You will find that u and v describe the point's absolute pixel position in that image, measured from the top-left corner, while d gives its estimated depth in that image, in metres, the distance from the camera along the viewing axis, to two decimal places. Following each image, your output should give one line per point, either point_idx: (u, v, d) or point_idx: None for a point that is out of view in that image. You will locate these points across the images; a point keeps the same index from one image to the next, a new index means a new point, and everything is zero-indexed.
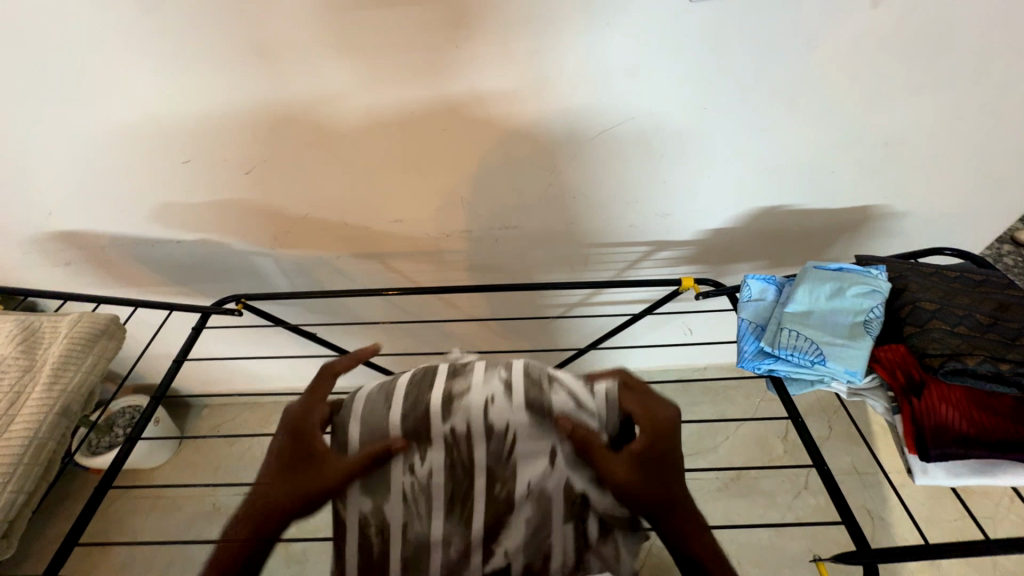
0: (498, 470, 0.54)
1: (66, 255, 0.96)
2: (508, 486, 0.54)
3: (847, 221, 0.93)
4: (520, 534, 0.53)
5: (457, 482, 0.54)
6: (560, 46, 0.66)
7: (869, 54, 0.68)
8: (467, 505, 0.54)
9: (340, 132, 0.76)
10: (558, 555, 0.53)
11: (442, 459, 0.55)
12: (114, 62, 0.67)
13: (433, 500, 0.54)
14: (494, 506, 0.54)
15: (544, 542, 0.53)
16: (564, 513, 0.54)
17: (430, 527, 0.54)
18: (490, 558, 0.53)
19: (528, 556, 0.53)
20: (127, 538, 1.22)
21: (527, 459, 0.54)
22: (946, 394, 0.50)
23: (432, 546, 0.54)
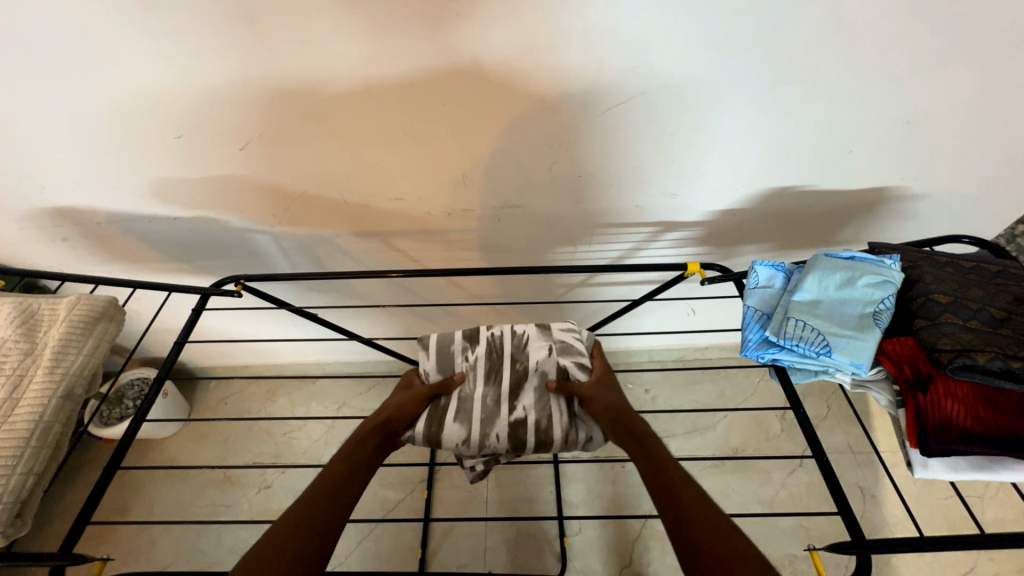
0: (518, 354, 0.79)
1: (62, 231, 0.95)
2: (524, 364, 0.78)
3: (860, 203, 0.90)
4: (530, 397, 0.77)
5: (493, 361, 0.79)
6: (565, 13, 0.61)
7: (900, 26, 0.63)
8: (498, 376, 0.78)
9: (335, 106, 0.73)
10: (555, 412, 0.76)
11: (484, 350, 0.80)
12: (91, 31, 0.63)
13: (477, 373, 0.78)
14: (515, 378, 0.78)
15: (546, 402, 0.77)
16: (559, 416, 0.76)
17: (473, 391, 0.78)
18: (512, 412, 0.76)
19: (536, 410, 0.76)
20: (143, 504, 1.28)
21: (535, 350, 0.79)
22: (952, 389, 0.49)
23: (474, 399, 0.77)
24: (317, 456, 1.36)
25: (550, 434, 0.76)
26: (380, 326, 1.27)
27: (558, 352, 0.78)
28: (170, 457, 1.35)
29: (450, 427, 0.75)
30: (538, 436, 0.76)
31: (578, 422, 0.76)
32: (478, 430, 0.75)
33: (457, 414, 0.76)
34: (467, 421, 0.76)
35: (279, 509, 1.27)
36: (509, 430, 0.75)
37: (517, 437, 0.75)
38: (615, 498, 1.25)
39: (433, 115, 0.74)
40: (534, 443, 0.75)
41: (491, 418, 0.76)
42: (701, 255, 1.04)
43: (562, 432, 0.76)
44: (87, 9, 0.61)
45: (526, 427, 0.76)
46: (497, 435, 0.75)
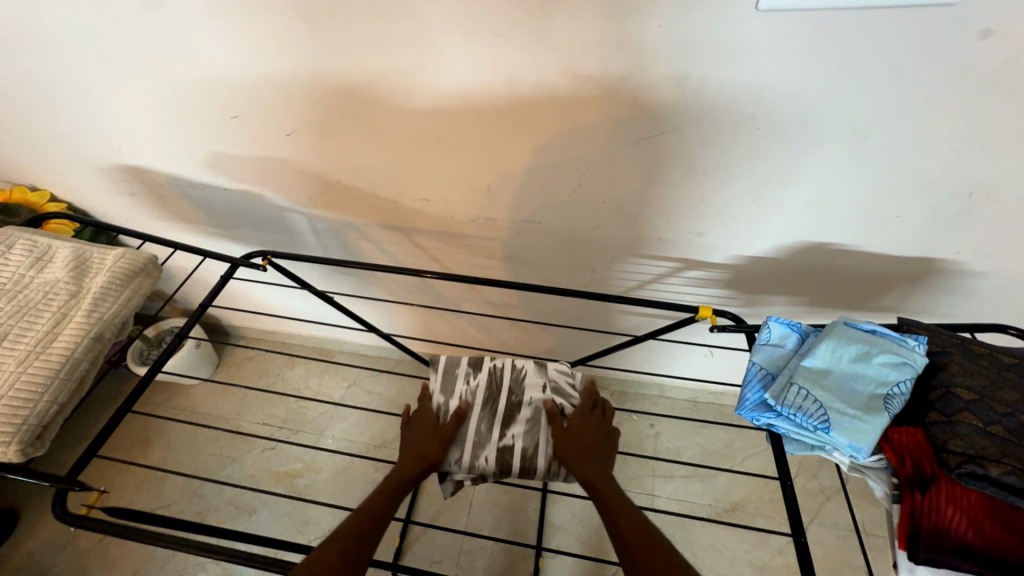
0: (515, 387, 0.78)
1: (130, 187, 1.05)
2: (520, 397, 0.77)
3: (906, 270, 0.83)
4: (521, 426, 0.75)
5: (492, 391, 0.77)
6: (601, 42, 0.61)
7: (966, 91, 0.58)
8: (495, 403, 0.76)
9: (374, 105, 0.76)
10: (544, 442, 0.73)
11: (485, 378, 0.78)
12: (173, 15, 0.70)
13: (475, 399, 0.77)
14: (510, 407, 0.76)
15: (536, 432, 0.74)
16: (548, 452, 0.73)
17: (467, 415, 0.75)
18: (502, 438, 0.74)
19: (525, 439, 0.74)
20: (160, 442, 1.38)
21: (533, 386, 0.78)
22: (955, 496, 0.45)
23: (469, 423, 0.74)
24: (320, 429, 1.42)
25: (536, 464, 0.72)
26: (396, 316, 1.31)
27: (548, 390, 0.77)
28: (192, 403, 1.46)
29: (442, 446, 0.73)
30: (524, 465, 0.72)
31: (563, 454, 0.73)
32: (468, 451, 0.73)
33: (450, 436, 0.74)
34: (459, 443, 0.73)
35: (278, 472, 1.34)
36: (497, 455, 0.72)
37: (504, 462, 0.72)
38: (599, 528, 1.23)
39: (467, 126, 0.76)
40: (519, 470, 0.72)
41: (482, 442, 0.73)
42: (724, 299, 1.00)
43: (544, 463, 0.73)
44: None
45: (513, 453, 0.73)
46: (486, 458, 0.72)
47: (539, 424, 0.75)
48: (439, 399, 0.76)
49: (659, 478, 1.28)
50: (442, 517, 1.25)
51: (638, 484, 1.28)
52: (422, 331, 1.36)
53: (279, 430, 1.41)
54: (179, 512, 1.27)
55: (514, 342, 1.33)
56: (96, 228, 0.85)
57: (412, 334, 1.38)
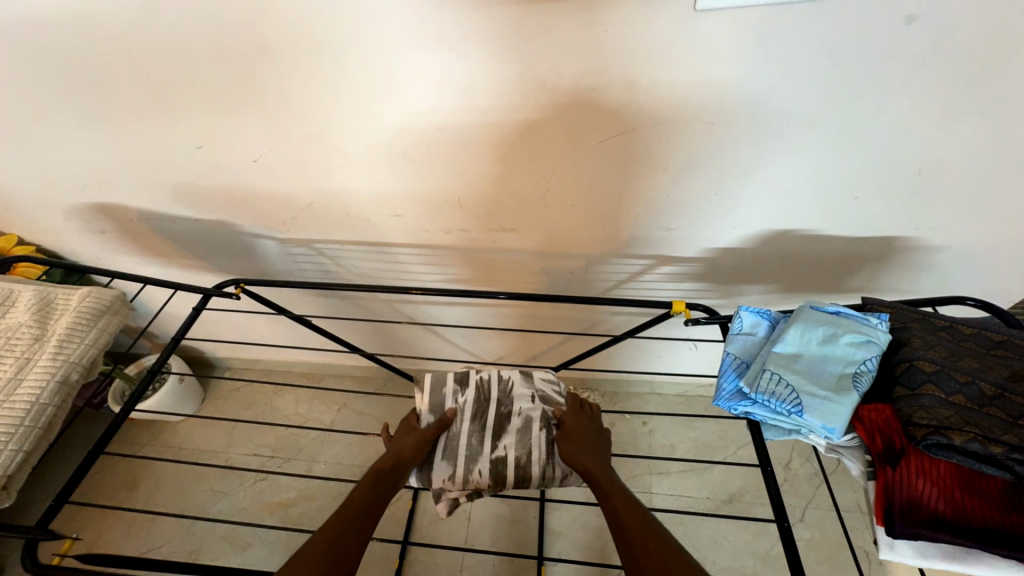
0: (504, 398, 0.77)
1: (100, 224, 1.04)
2: (509, 408, 0.76)
3: (872, 250, 0.85)
4: (512, 436, 0.74)
5: (480, 405, 0.77)
6: (552, 49, 0.63)
7: (903, 74, 0.60)
8: (484, 417, 0.76)
9: (338, 127, 0.77)
10: (537, 450, 0.73)
11: (473, 393, 0.78)
12: (129, 50, 0.70)
13: (464, 414, 0.76)
14: (499, 419, 0.76)
15: (528, 441, 0.74)
16: (541, 459, 0.73)
17: (457, 432, 0.75)
18: (494, 450, 0.73)
19: (518, 449, 0.73)
20: (147, 482, 1.35)
21: (521, 396, 0.77)
22: (925, 468, 0.46)
23: (459, 439, 0.74)
24: (311, 455, 1.39)
25: (531, 473, 0.72)
26: (381, 334, 1.30)
27: (538, 398, 0.77)
28: (179, 440, 1.43)
29: (434, 465, 0.73)
30: (519, 475, 0.72)
31: (558, 459, 0.73)
32: (461, 467, 0.73)
33: (442, 453, 0.74)
34: (452, 460, 0.73)
35: (270, 502, 1.31)
36: (491, 468, 0.72)
37: (498, 474, 0.72)
38: (601, 532, 1.22)
39: (431, 141, 0.77)
40: (515, 480, 0.72)
41: (474, 456, 0.73)
42: (701, 292, 1.01)
43: (539, 471, 0.72)
44: (127, 32, 0.67)
45: (506, 464, 0.72)
46: (480, 471, 0.72)
47: (531, 434, 0.74)
48: (430, 418, 0.76)
49: (656, 475, 1.28)
50: (440, 534, 1.23)
51: (635, 484, 1.27)
52: (407, 347, 1.36)
53: (270, 459, 1.39)
54: (169, 553, 1.23)
55: (501, 351, 1.33)
56: (63, 269, 0.84)
57: (398, 350, 1.37)
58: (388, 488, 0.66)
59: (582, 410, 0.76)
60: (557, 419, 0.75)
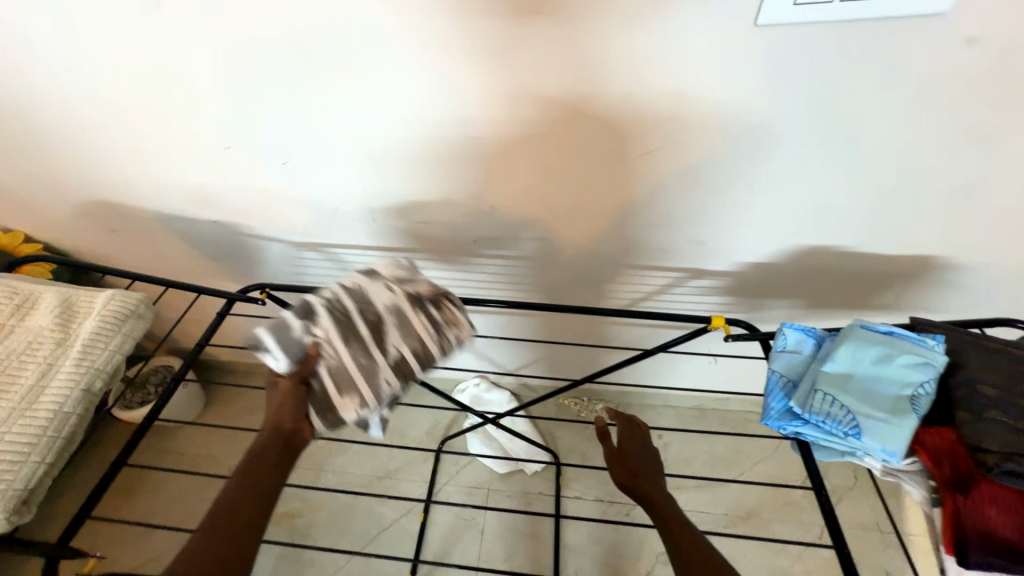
0: (363, 304, 0.71)
1: (113, 223, 1.01)
2: (373, 311, 0.71)
3: (903, 267, 0.85)
4: (395, 333, 0.70)
5: (342, 324, 0.69)
6: (608, 56, 0.63)
7: (953, 93, 0.61)
8: (354, 330, 0.69)
9: (375, 131, 0.76)
10: (422, 339, 0.71)
11: (327, 317, 0.69)
12: (170, 47, 0.69)
13: (332, 339, 0.68)
14: (368, 327, 0.70)
15: (412, 330, 0.71)
16: (433, 338, 0.71)
17: (346, 365, 0.68)
18: (385, 355, 0.69)
19: (409, 342, 0.70)
20: (146, 490, 1.30)
21: (378, 294, 0.72)
22: (998, 495, 0.46)
23: (346, 363, 0.68)
24: (318, 464, 1.36)
25: (431, 355, 0.71)
26: None
27: (395, 285, 0.73)
28: (180, 446, 1.38)
29: (336, 401, 0.67)
30: (420, 362, 0.71)
31: (444, 328, 0.72)
32: (363, 387, 0.68)
33: (336, 387, 0.68)
34: (350, 387, 0.68)
35: (275, 512, 1.27)
36: (393, 372, 0.69)
37: (402, 372, 0.70)
38: (617, 548, 1.19)
39: (471, 147, 0.76)
40: (421, 366, 0.71)
41: (371, 371, 0.68)
42: (727, 306, 1.00)
43: (438, 349, 0.71)
44: (172, 30, 0.67)
45: (406, 359, 0.70)
46: (385, 380, 0.69)
47: (406, 322, 0.71)
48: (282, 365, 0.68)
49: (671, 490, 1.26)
50: (453, 549, 1.20)
51: None
52: None
53: None
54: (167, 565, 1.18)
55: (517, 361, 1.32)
56: (80, 266, 0.80)
57: None
58: (275, 468, 0.62)
59: (637, 429, 0.70)
60: (426, 304, 0.73)
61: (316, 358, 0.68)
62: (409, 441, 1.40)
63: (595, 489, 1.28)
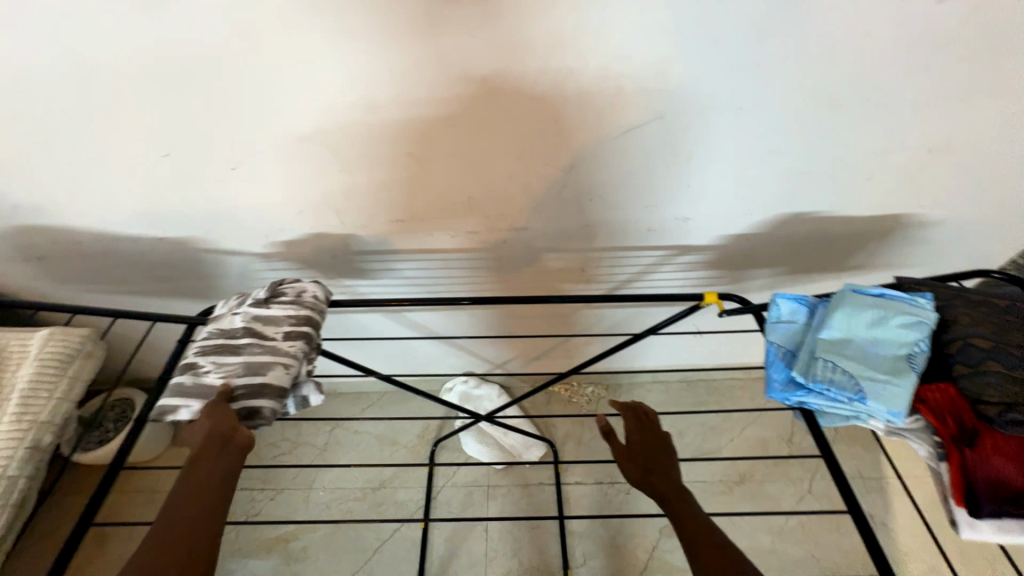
0: (219, 328, 0.63)
1: (42, 249, 0.89)
2: (219, 326, 0.63)
3: (876, 228, 0.88)
4: (261, 314, 0.63)
5: (215, 348, 0.61)
6: (586, 31, 0.59)
7: (924, 51, 0.62)
8: (228, 343, 0.61)
9: (340, 126, 0.69)
10: (283, 304, 0.64)
11: (197, 355, 0.61)
12: (88, 41, 0.59)
13: (223, 362, 0.60)
14: (229, 334, 0.62)
15: (266, 305, 0.64)
16: (303, 299, 0.65)
17: (237, 377, 0.58)
18: (274, 334, 0.62)
19: (276, 311, 0.64)
20: (119, 535, 1.20)
21: (219, 318, 0.65)
22: (1000, 446, 0.47)
23: (246, 363, 0.59)
24: (308, 482, 1.30)
25: (314, 305, 0.66)
26: (378, 347, 1.23)
27: (234, 302, 0.66)
28: (152, 482, 1.28)
29: (258, 389, 0.57)
30: (309, 316, 0.64)
31: (288, 293, 0.66)
32: (274, 360, 0.59)
33: (247, 383, 0.58)
34: (262, 369, 0.58)
35: (267, 538, 1.21)
36: (291, 332, 0.62)
37: (298, 330, 0.62)
38: (621, 527, 1.20)
39: (445, 139, 0.71)
40: (316, 318, 0.65)
41: (273, 348, 0.60)
42: (710, 280, 1.01)
43: (316, 302, 0.66)
44: (89, 22, 0.58)
45: (295, 322, 0.63)
46: (289, 345, 0.61)
47: (269, 312, 0.64)
48: (194, 411, 0.56)
49: None
50: (459, 551, 1.18)
51: None
52: (406, 358, 1.29)
53: (261, 492, 1.27)
54: None
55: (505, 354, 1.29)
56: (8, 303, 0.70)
57: (396, 363, 1.30)
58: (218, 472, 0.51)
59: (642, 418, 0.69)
60: (270, 295, 0.66)
61: (211, 389, 0.58)
62: (401, 447, 1.36)
63: (594, 472, 1.29)
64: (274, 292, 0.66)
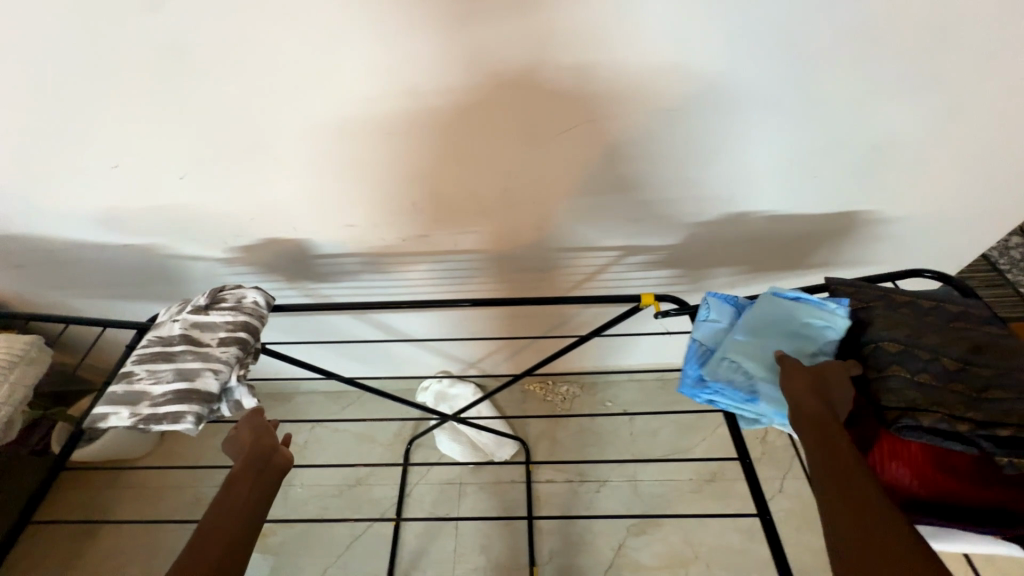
0: (159, 335, 0.66)
1: (15, 257, 0.93)
2: (159, 333, 0.66)
3: (833, 226, 0.87)
4: (200, 322, 0.66)
5: (152, 354, 0.64)
6: (504, 37, 0.59)
7: (854, 48, 0.61)
8: (164, 350, 0.64)
9: (277, 135, 0.71)
10: (221, 312, 0.66)
11: (134, 361, 0.63)
12: (29, 58, 0.61)
13: (157, 368, 0.62)
14: (167, 341, 0.64)
15: (206, 313, 0.66)
16: (246, 307, 0.67)
17: (167, 383, 0.61)
18: (209, 341, 0.64)
19: (214, 319, 0.66)
20: (109, 527, 1.26)
21: (162, 324, 0.67)
22: (897, 450, 0.48)
23: (177, 369, 0.62)
24: (287, 479, 1.33)
25: (252, 313, 0.67)
26: (350, 348, 1.25)
27: (176, 308, 0.69)
28: (140, 479, 1.33)
29: (185, 396, 0.59)
30: (244, 323, 0.66)
31: (229, 301, 0.68)
32: (205, 367, 0.61)
33: (176, 390, 0.60)
34: (191, 377, 0.61)
35: None
36: (224, 340, 0.64)
37: (232, 337, 0.64)
38: (589, 525, 1.21)
39: (381, 145, 0.72)
40: (253, 325, 0.66)
41: (205, 355, 0.62)
42: (670, 279, 1.01)
43: (257, 308, 0.68)
44: (27, 40, 0.59)
45: (230, 329, 0.65)
46: (221, 352, 0.63)
47: (207, 319, 0.66)
48: (123, 417, 0.60)
49: (639, 462, 1.29)
50: (429, 548, 1.20)
51: (621, 472, 1.28)
52: (379, 358, 1.31)
53: None
54: None
55: (477, 353, 1.31)
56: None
57: (369, 363, 1.32)
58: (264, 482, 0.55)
59: None
60: (211, 301, 0.68)
61: (144, 395, 0.61)
62: (378, 444, 1.38)
63: (566, 470, 1.30)
64: (214, 299, 0.68)
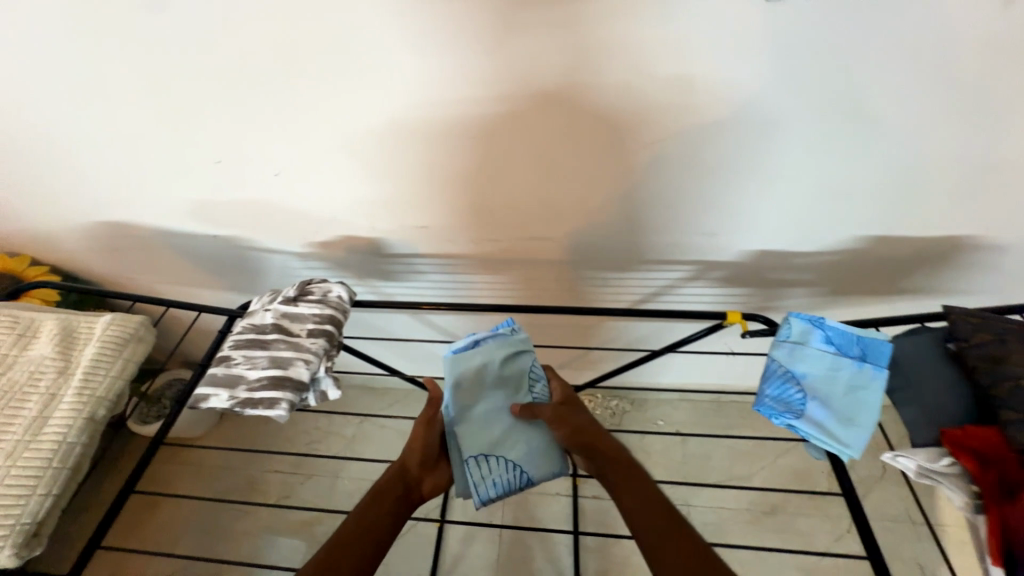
0: (255, 323, 0.68)
1: (116, 241, 1.00)
2: (253, 321, 0.69)
3: (932, 250, 0.81)
4: (291, 313, 0.68)
5: (247, 340, 0.67)
6: (606, 41, 0.59)
7: (979, 63, 0.58)
8: (258, 337, 0.66)
9: (368, 134, 0.73)
10: (310, 304, 0.69)
11: (230, 346, 0.67)
12: (167, 56, 0.66)
13: (251, 355, 0.65)
14: (261, 329, 0.67)
15: (297, 304, 0.69)
16: (330, 305, 0.68)
17: (262, 368, 0.64)
18: (299, 332, 0.66)
19: (304, 311, 0.68)
20: (170, 502, 1.32)
21: (257, 314, 0.70)
22: None
23: (270, 357, 0.64)
24: (335, 471, 1.36)
25: (336, 308, 0.69)
26: (406, 347, 1.28)
27: (267, 300, 0.71)
28: (199, 458, 1.40)
29: (279, 383, 0.62)
30: (331, 317, 0.68)
31: (314, 297, 0.70)
32: (296, 357, 0.64)
33: (270, 377, 0.62)
34: (282, 365, 0.63)
35: (294, 521, 1.28)
36: (314, 332, 0.66)
37: (321, 330, 0.66)
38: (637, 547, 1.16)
39: (466, 147, 0.73)
40: (339, 319, 0.68)
41: (296, 345, 0.65)
42: (742, 298, 0.96)
43: (339, 303, 0.69)
44: (162, 40, 0.64)
45: (318, 322, 0.67)
46: (310, 343, 0.65)
47: (297, 310, 0.68)
48: (222, 398, 0.63)
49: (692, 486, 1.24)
50: (471, 553, 1.20)
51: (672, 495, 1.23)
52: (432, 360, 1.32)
53: (293, 476, 1.35)
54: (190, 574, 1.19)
55: None
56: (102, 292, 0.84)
57: (423, 363, 1.34)
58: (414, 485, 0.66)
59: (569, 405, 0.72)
60: (299, 294, 0.70)
61: (240, 379, 0.63)
62: None
63: None
64: (303, 291, 0.71)
